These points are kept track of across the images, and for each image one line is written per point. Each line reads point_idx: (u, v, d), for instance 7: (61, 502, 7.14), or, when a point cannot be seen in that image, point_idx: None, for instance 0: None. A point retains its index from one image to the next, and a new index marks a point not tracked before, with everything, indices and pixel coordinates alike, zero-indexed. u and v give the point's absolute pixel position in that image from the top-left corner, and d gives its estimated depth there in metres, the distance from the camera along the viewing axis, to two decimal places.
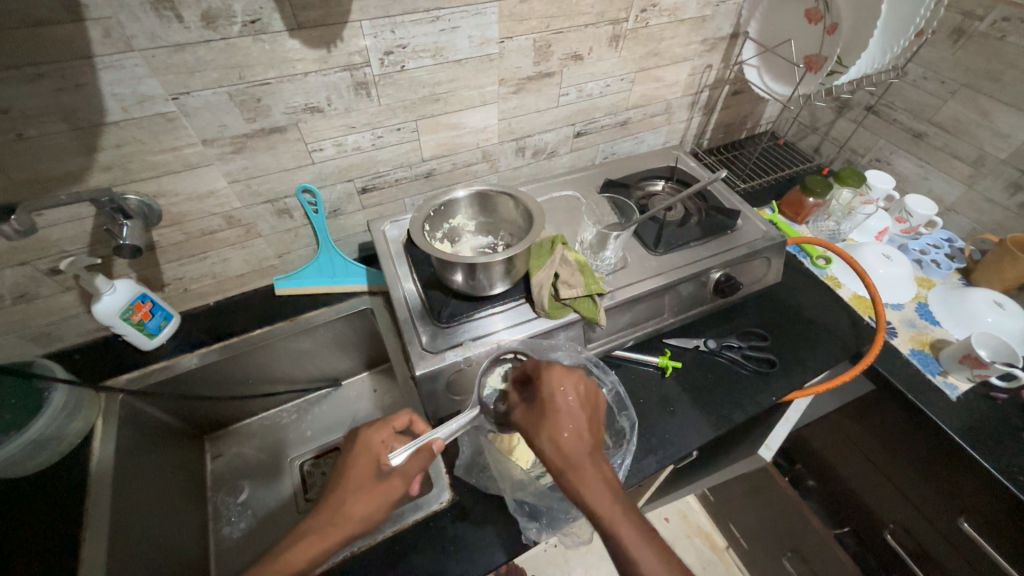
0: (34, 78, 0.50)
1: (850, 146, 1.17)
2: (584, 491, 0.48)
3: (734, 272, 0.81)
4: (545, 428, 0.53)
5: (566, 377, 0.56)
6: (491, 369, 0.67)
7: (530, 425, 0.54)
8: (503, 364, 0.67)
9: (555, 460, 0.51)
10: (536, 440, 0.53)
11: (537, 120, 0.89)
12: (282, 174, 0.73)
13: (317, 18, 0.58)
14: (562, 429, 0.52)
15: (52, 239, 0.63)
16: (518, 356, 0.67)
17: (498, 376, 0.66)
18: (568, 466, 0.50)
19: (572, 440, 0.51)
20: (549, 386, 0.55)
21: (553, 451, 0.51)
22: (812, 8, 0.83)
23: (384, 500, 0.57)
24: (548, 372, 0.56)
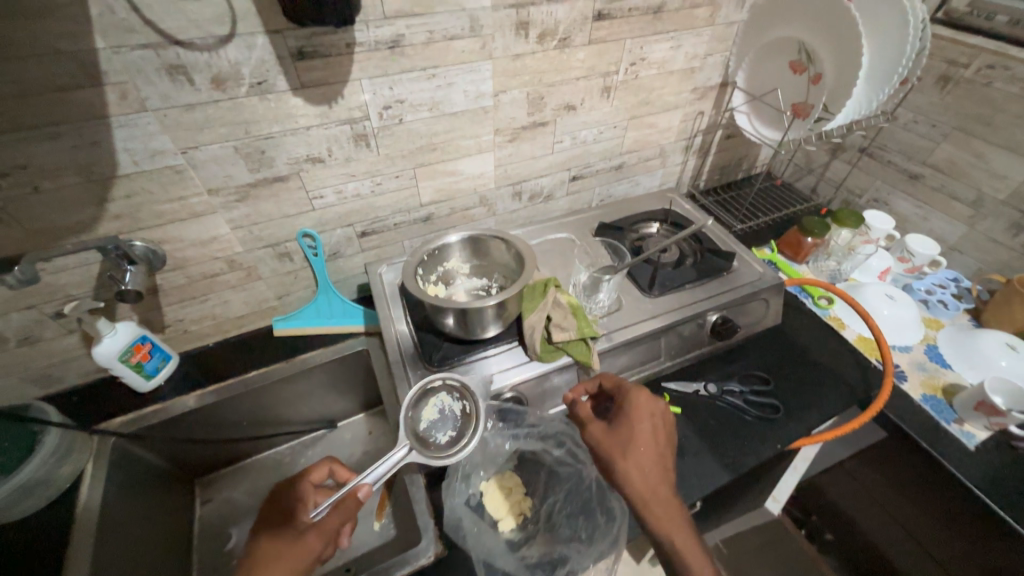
0: (54, 136, 0.53)
1: (847, 187, 1.18)
2: (662, 516, 0.54)
3: (732, 314, 0.80)
4: (630, 454, 0.57)
5: (652, 411, 0.60)
6: (424, 402, 0.64)
7: (614, 445, 0.58)
8: (437, 394, 0.65)
9: (638, 485, 0.55)
10: (620, 461, 0.57)
11: (532, 166, 0.92)
12: (284, 221, 0.75)
13: (320, 78, 0.62)
14: (645, 457, 0.57)
15: (58, 284, 0.66)
16: (448, 379, 0.64)
17: (432, 407, 0.64)
18: (649, 493, 0.55)
19: (656, 470, 0.56)
20: (637, 415, 0.60)
21: (636, 475, 0.56)
22: (794, 60, 0.85)
23: (300, 562, 0.54)
24: (636, 400, 0.61)
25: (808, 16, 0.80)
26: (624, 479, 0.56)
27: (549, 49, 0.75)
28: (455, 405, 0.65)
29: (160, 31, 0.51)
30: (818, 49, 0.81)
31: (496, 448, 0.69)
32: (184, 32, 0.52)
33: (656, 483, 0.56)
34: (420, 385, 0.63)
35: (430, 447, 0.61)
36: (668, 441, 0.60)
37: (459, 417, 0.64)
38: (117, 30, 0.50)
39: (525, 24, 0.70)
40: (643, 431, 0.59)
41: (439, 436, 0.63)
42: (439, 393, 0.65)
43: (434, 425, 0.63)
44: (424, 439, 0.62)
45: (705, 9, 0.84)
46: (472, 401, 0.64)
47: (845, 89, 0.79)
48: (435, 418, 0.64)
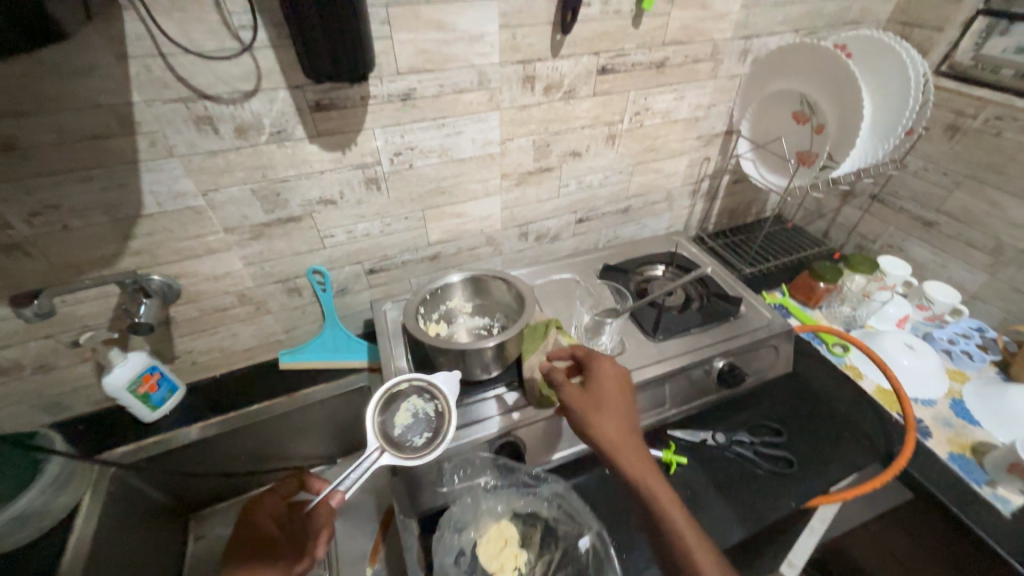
0: (86, 179, 0.58)
1: (860, 232, 1.16)
2: (636, 463, 0.55)
3: (740, 361, 0.78)
4: (599, 408, 0.58)
5: (616, 371, 0.62)
6: (394, 409, 0.61)
7: (584, 402, 0.59)
8: (407, 399, 0.62)
9: (612, 436, 0.57)
10: (591, 417, 0.58)
11: (538, 209, 0.94)
12: (295, 258, 0.78)
13: (336, 127, 0.66)
14: (616, 414, 0.58)
15: (76, 315, 0.69)
16: (414, 381, 0.63)
17: (404, 413, 0.61)
18: (620, 446, 0.56)
19: (625, 425, 0.58)
20: (604, 375, 0.61)
21: (608, 429, 0.57)
22: (798, 111, 0.86)
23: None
24: (602, 363, 0.62)
25: (808, 70, 0.83)
26: (596, 433, 0.57)
27: (554, 100, 0.78)
28: (429, 406, 0.62)
29: (191, 87, 0.56)
30: (820, 100, 0.83)
31: (489, 512, 0.66)
32: (213, 88, 0.57)
33: (626, 433, 0.58)
34: (384, 390, 0.61)
35: (404, 451, 0.57)
36: (633, 399, 0.62)
37: (434, 417, 0.61)
38: (152, 86, 0.54)
39: (531, 78, 0.74)
40: (612, 390, 0.60)
41: (416, 440, 0.59)
42: (410, 398, 0.62)
43: (407, 430, 0.59)
44: (399, 445, 0.58)
45: (708, 63, 0.87)
46: (445, 398, 0.61)
47: (850, 139, 0.80)
48: (409, 423, 0.60)
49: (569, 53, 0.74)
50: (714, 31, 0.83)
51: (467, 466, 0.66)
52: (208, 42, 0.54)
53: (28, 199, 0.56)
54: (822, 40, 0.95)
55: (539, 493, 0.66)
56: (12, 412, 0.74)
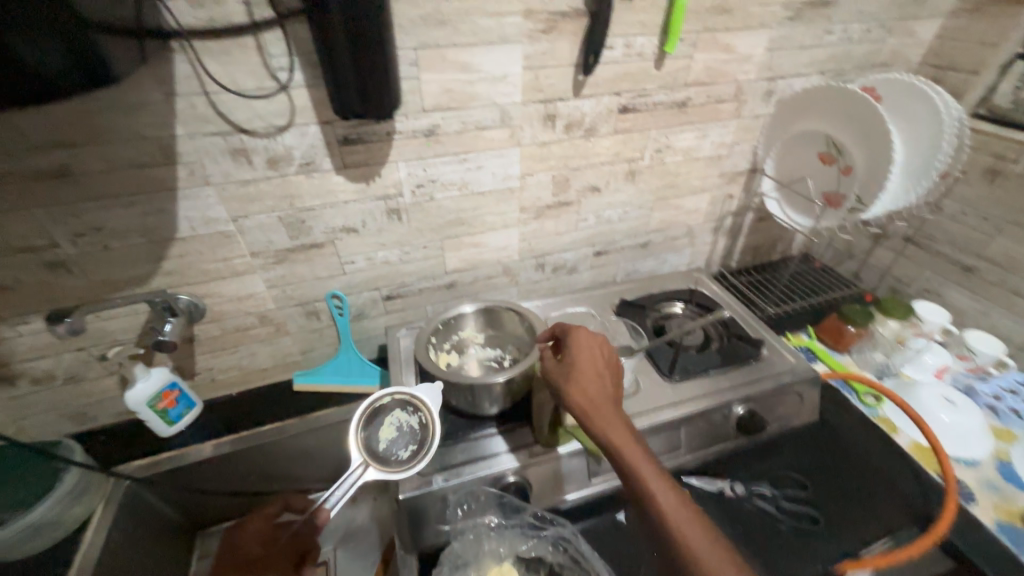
0: (128, 204, 0.61)
1: (894, 275, 1.10)
2: (609, 427, 0.54)
3: (761, 408, 0.74)
4: (569, 375, 0.58)
5: (594, 344, 0.61)
6: (378, 424, 0.62)
7: (556, 372, 0.59)
8: (390, 412, 0.63)
9: (584, 402, 0.56)
10: (562, 385, 0.58)
11: (556, 241, 0.95)
12: (315, 282, 0.80)
13: (362, 159, 0.69)
14: (589, 381, 0.57)
15: (108, 329, 0.72)
16: (397, 395, 0.63)
17: (388, 427, 0.62)
18: (590, 408, 0.55)
19: (596, 388, 0.57)
20: (579, 347, 0.61)
21: (576, 394, 0.56)
22: (824, 153, 0.85)
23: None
24: (574, 334, 0.62)
25: (834, 112, 0.82)
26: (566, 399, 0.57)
27: (575, 138, 0.80)
28: (412, 419, 0.63)
29: (230, 122, 0.59)
30: (848, 143, 0.82)
31: (490, 552, 0.63)
32: (249, 122, 0.60)
33: (598, 394, 0.56)
34: (366, 407, 0.62)
35: (390, 465, 0.58)
36: (611, 365, 0.60)
37: (418, 430, 0.62)
38: (195, 120, 0.58)
39: (552, 116, 0.75)
40: (586, 360, 0.59)
41: (401, 454, 0.60)
42: (392, 412, 0.63)
43: (393, 444, 0.61)
44: (385, 459, 0.59)
45: (731, 103, 0.87)
46: (428, 411, 0.62)
47: (881, 181, 0.78)
48: (394, 437, 0.62)
49: (591, 93, 0.75)
50: (738, 73, 0.83)
51: (472, 501, 0.63)
52: (249, 82, 0.57)
53: (75, 221, 0.60)
54: (850, 82, 0.94)
55: (545, 536, 0.63)
56: (41, 420, 0.77)
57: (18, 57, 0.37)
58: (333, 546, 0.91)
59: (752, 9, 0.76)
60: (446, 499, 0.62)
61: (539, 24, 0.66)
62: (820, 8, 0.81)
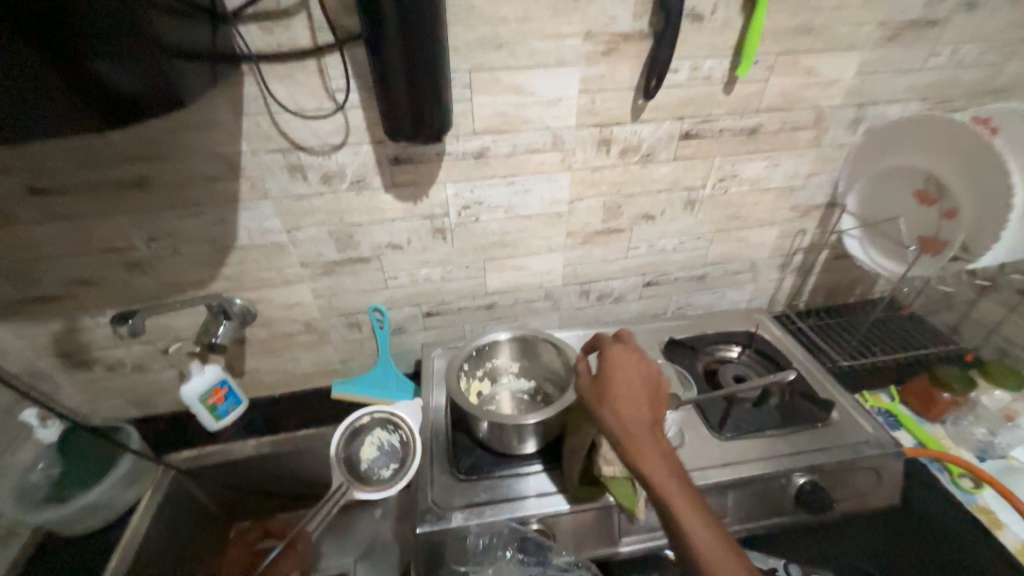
0: (196, 214, 0.66)
1: (1004, 333, 0.93)
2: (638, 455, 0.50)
3: (827, 480, 0.65)
4: (603, 398, 0.54)
5: (630, 361, 0.57)
6: (361, 441, 0.78)
7: (590, 393, 0.55)
8: (371, 432, 0.78)
9: (613, 425, 0.52)
10: (595, 408, 0.54)
11: (604, 269, 0.90)
12: (359, 295, 0.82)
13: (411, 179, 0.69)
14: (622, 403, 0.53)
15: (172, 327, 0.77)
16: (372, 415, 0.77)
17: (372, 445, 0.78)
18: (625, 435, 0.51)
19: (632, 413, 0.52)
20: (613, 365, 0.56)
21: (610, 419, 0.52)
22: (921, 192, 0.76)
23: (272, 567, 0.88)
24: (611, 353, 0.58)
25: (938, 146, 0.73)
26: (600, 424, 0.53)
27: (630, 163, 0.76)
28: (391, 437, 0.77)
29: (290, 140, 0.62)
30: (949, 181, 0.72)
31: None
32: (308, 141, 0.62)
33: (635, 421, 0.52)
34: (348, 426, 0.76)
35: (378, 480, 0.74)
36: (650, 388, 0.55)
37: (398, 447, 0.76)
38: (259, 139, 0.61)
39: (607, 141, 0.72)
40: (621, 382, 0.55)
41: (386, 466, 0.76)
42: (374, 430, 0.78)
43: (377, 458, 0.77)
44: (373, 472, 0.76)
45: (809, 132, 0.79)
46: (404, 428, 0.76)
47: (989, 231, 0.68)
48: (378, 453, 0.77)
49: (650, 118, 0.71)
50: (820, 99, 0.75)
51: (493, 534, 0.60)
52: (309, 104, 0.59)
53: (151, 227, 0.65)
54: (956, 110, 0.82)
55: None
56: (111, 403, 0.84)
57: (111, 85, 0.39)
58: (355, 558, 0.90)
59: (841, 30, 0.68)
60: (467, 536, 0.59)
61: (599, 47, 0.63)
62: (925, 28, 0.72)
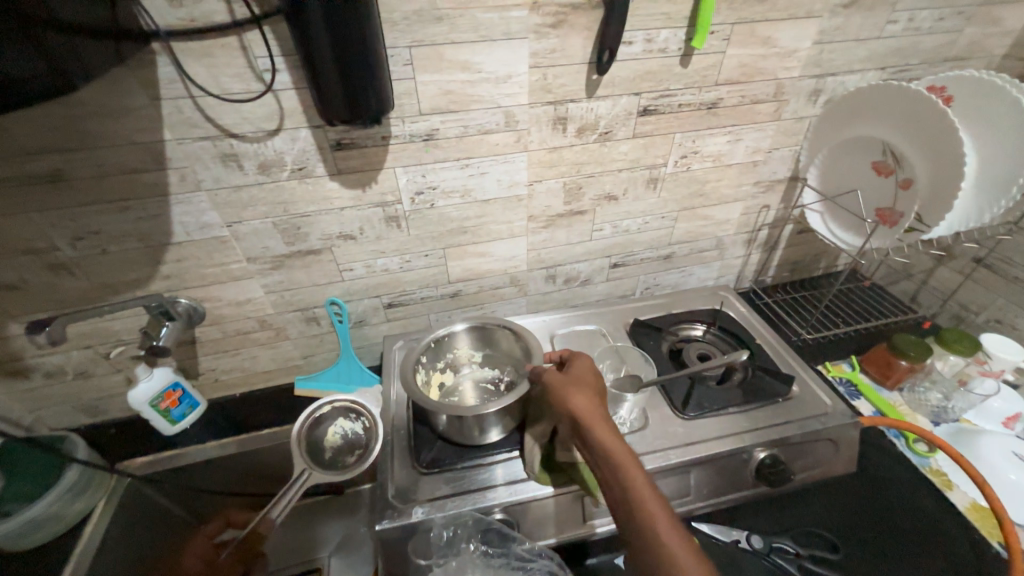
0: (123, 210, 0.61)
1: (959, 300, 0.95)
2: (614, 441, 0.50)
3: (786, 453, 0.66)
4: (575, 388, 0.55)
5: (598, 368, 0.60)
6: (322, 431, 0.76)
7: (562, 382, 0.56)
8: (333, 423, 0.77)
9: (588, 414, 0.52)
10: (567, 394, 0.54)
11: (569, 252, 0.88)
12: (314, 289, 0.78)
13: (356, 165, 0.65)
14: (591, 393, 0.55)
15: (112, 330, 0.73)
16: (334, 400, 0.77)
17: (335, 436, 0.77)
18: (594, 419, 0.52)
19: (601, 405, 0.54)
20: (581, 368, 0.59)
21: (581, 405, 0.53)
22: (880, 162, 0.76)
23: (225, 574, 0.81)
24: (582, 358, 0.61)
25: (896, 114, 0.72)
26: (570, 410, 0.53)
27: (589, 142, 0.73)
28: (354, 424, 0.77)
29: (218, 126, 0.57)
30: (904, 150, 0.72)
31: None
32: (238, 127, 0.58)
33: (602, 411, 0.54)
34: (308, 416, 0.75)
35: (341, 467, 0.72)
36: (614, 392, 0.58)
37: (361, 433, 0.76)
38: (182, 125, 0.56)
39: (563, 119, 0.69)
40: (591, 380, 0.57)
41: (349, 456, 0.74)
42: (336, 419, 0.77)
43: (339, 449, 0.75)
44: (334, 464, 0.73)
45: (769, 105, 0.77)
46: (367, 415, 0.76)
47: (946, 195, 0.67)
48: (340, 443, 0.76)
49: (606, 94, 0.68)
50: (779, 70, 0.73)
51: (458, 526, 0.59)
52: (234, 86, 0.55)
53: (72, 225, 0.60)
54: (914, 79, 0.82)
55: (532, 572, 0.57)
56: (57, 411, 0.80)
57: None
58: (328, 553, 0.89)
59: None
60: (428, 530, 0.58)
61: (547, 18, 0.59)
62: None
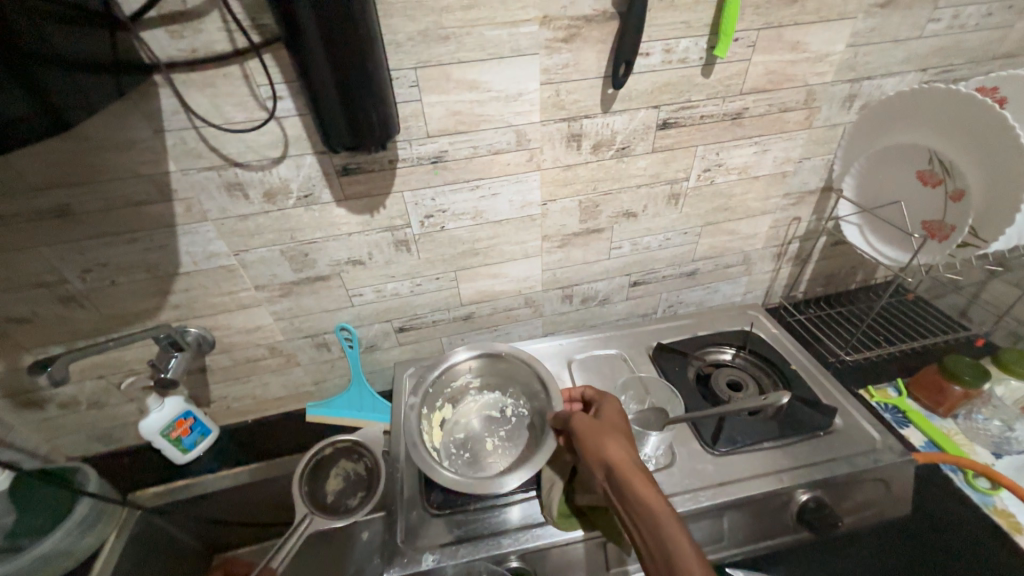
0: (130, 242, 0.60)
1: (1016, 316, 0.87)
2: (651, 495, 0.44)
3: (830, 494, 0.60)
4: (599, 427, 0.53)
5: (625, 414, 0.57)
6: (325, 475, 0.76)
7: (584, 421, 0.54)
8: (337, 466, 0.78)
9: (623, 464, 0.48)
10: (590, 435, 0.52)
11: (585, 271, 0.84)
12: (323, 314, 0.76)
13: (363, 190, 0.63)
14: (617, 432, 0.52)
15: (123, 360, 0.72)
16: (336, 442, 0.78)
17: (337, 478, 0.77)
18: (618, 459, 0.48)
19: (627, 444, 0.51)
20: (610, 414, 0.56)
21: (605, 443, 0.50)
22: (924, 171, 0.70)
23: None
24: (609, 400, 0.59)
25: (932, 121, 0.67)
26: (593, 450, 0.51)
27: (605, 159, 0.69)
28: (357, 466, 0.78)
29: (223, 156, 0.56)
30: (942, 157, 0.67)
31: None
32: (242, 156, 0.57)
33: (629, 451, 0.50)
34: (310, 458, 0.76)
35: (344, 510, 0.72)
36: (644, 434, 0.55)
37: (364, 475, 0.77)
38: (186, 156, 0.55)
39: (577, 135, 0.66)
40: (617, 420, 0.55)
41: (350, 500, 0.74)
42: (338, 462, 0.78)
43: (342, 494, 0.75)
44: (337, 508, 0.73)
45: (799, 113, 0.72)
46: (370, 455, 0.76)
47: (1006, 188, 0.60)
48: (343, 486, 0.76)
49: (623, 108, 0.65)
50: (809, 76, 0.68)
51: None
52: (237, 115, 0.54)
53: (81, 258, 0.60)
54: (959, 80, 0.76)
55: None
56: (71, 440, 0.80)
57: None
58: None
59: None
60: None
61: (559, 32, 0.56)
62: None
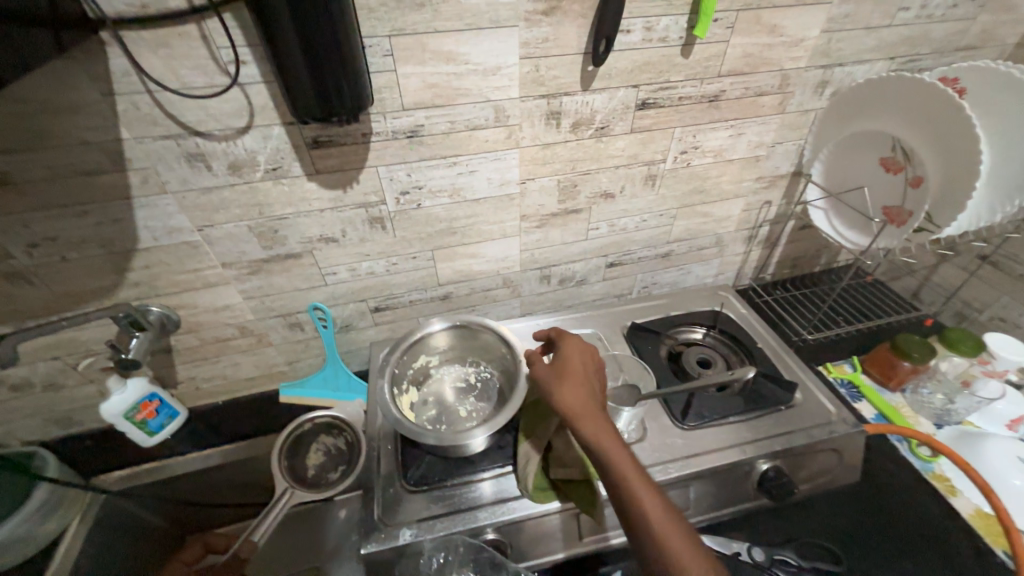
0: (81, 215, 0.56)
1: (962, 297, 0.93)
2: (596, 425, 0.50)
3: (788, 463, 0.63)
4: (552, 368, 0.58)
5: (583, 349, 0.61)
6: (304, 450, 0.76)
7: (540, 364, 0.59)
8: (317, 441, 0.77)
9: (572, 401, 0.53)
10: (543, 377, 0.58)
11: (563, 252, 0.85)
12: (296, 293, 0.74)
13: (335, 165, 0.61)
14: (566, 372, 0.57)
15: (80, 340, 0.69)
16: (316, 420, 0.77)
17: (316, 452, 0.77)
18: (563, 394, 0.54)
19: (574, 381, 0.56)
20: (565, 355, 0.60)
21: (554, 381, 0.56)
22: (887, 157, 0.72)
23: None
24: (566, 339, 0.62)
25: (890, 103, 0.70)
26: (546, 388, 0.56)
27: (584, 138, 0.69)
28: (337, 440, 0.77)
29: (181, 124, 0.53)
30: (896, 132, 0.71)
31: None
32: (203, 125, 0.53)
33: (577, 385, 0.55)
34: (288, 435, 0.75)
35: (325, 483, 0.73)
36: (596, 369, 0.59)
37: (345, 449, 0.77)
38: (141, 123, 0.52)
39: (557, 113, 0.65)
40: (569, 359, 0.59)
41: (330, 472, 0.75)
42: (319, 436, 0.78)
43: (322, 467, 0.75)
44: (316, 482, 0.73)
45: (774, 97, 0.73)
46: (350, 431, 0.76)
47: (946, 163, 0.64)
48: (323, 459, 0.76)
49: (602, 87, 0.64)
50: (785, 60, 0.69)
51: (449, 551, 0.56)
52: (197, 80, 0.50)
53: (26, 231, 0.56)
54: (924, 70, 0.78)
55: None
56: (24, 424, 0.76)
57: None
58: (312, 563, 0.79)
59: None
60: (414, 551, 0.55)
61: (538, 4, 0.55)
62: None
